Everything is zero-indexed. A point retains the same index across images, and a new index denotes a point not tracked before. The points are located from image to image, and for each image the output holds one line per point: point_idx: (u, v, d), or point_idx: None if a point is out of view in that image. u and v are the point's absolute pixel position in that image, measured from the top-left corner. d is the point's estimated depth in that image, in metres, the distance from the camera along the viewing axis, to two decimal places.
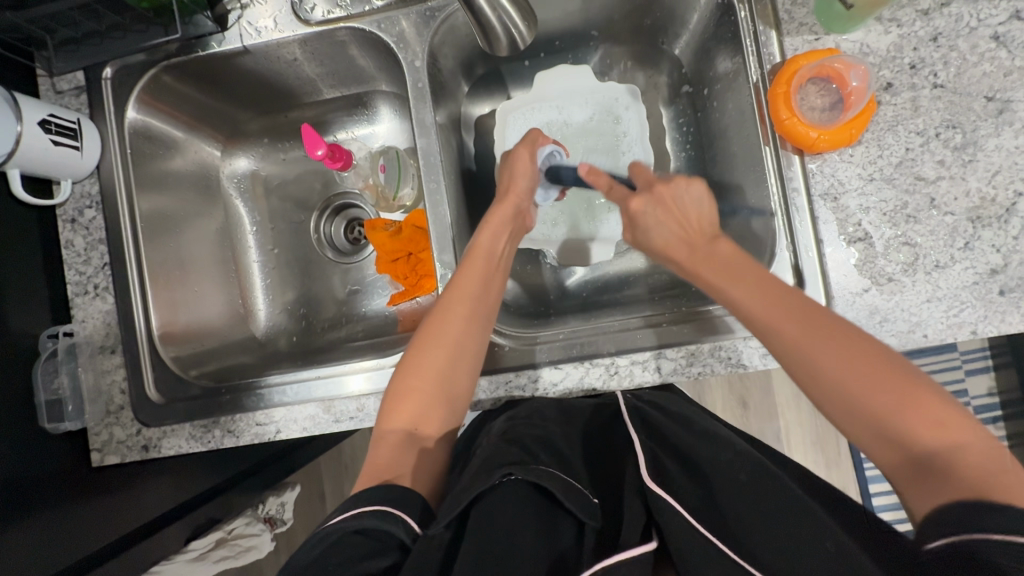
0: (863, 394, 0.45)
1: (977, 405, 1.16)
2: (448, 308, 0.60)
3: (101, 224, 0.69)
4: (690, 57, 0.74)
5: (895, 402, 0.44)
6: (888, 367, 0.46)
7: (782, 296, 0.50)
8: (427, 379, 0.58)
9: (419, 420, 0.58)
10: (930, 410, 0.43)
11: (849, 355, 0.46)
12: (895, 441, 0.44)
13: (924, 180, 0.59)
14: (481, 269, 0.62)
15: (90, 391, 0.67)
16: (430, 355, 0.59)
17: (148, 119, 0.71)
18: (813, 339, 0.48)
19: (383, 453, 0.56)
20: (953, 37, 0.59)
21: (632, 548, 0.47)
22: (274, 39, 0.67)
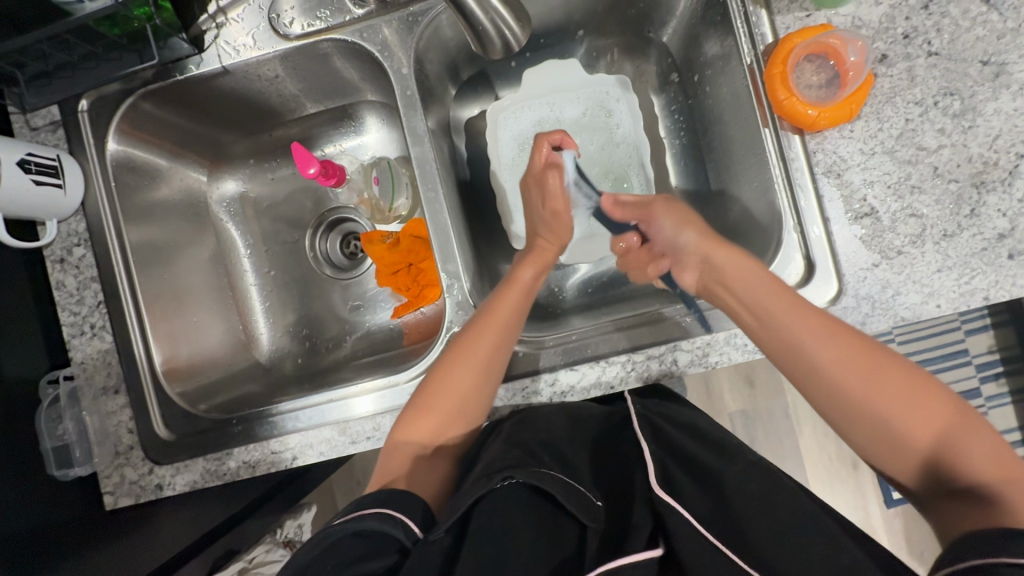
0: (897, 415, 0.50)
1: (979, 364, 1.18)
2: (482, 330, 0.59)
3: (91, 262, 0.66)
4: (678, 43, 0.73)
5: (910, 410, 0.50)
6: (917, 383, 0.51)
7: (818, 319, 0.54)
8: (453, 398, 0.58)
9: (437, 433, 0.59)
10: (929, 411, 0.50)
11: (891, 385, 0.51)
12: (898, 444, 0.50)
13: (925, 150, 0.58)
14: (517, 296, 0.62)
15: (98, 433, 0.65)
16: (458, 376, 0.58)
17: (130, 151, 0.69)
18: (857, 370, 0.51)
19: (394, 462, 0.57)
20: (945, 3, 0.58)
21: (635, 553, 0.48)
22: (254, 57, 0.64)
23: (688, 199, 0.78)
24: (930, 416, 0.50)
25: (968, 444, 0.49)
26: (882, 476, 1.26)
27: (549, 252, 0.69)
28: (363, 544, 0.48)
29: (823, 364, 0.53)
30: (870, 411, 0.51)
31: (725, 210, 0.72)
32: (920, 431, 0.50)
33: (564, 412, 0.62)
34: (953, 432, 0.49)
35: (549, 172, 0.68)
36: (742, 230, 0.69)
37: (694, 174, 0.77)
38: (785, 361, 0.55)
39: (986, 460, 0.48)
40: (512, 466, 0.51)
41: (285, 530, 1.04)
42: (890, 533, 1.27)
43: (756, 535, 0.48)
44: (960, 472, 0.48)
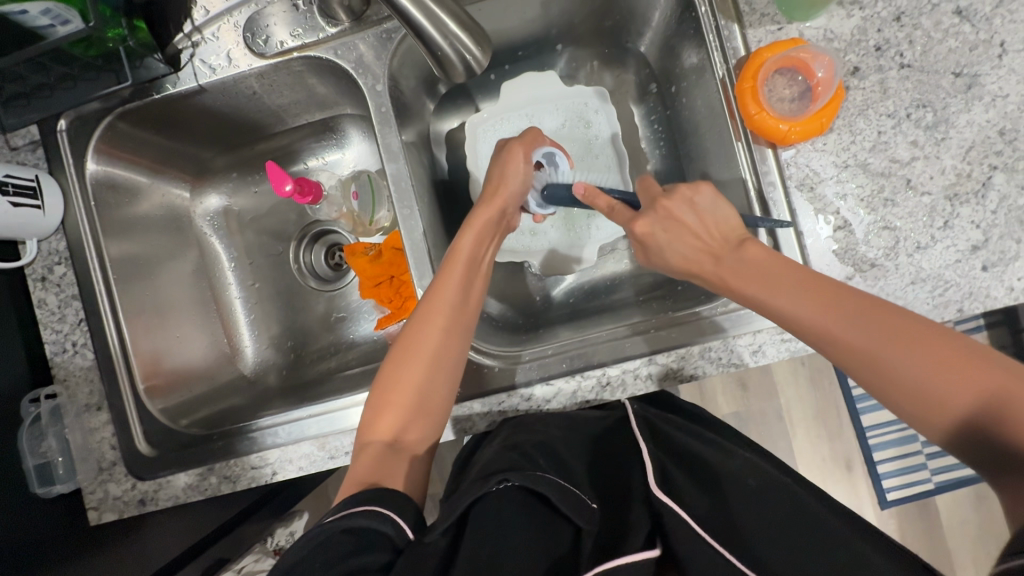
0: (935, 381, 0.44)
1: None
2: (425, 316, 0.59)
3: (72, 280, 0.67)
4: (656, 53, 0.73)
5: (940, 370, 0.43)
6: (947, 338, 0.44)
7: (822, 290, 0.48)
8: (405, 392, 0.57)
9: (399, 428, 0.57)
10: (971, 371, 0.43)
11: (920, 346, 0.44)
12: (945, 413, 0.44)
13: (898, 162, 0.58)
14: (460, 274, 0.61)
15: (81, 449, 0.65)
16: (408, 367, 0.57)
17: (109, 169, 0.69)
18: (879, 337, 0.45)
19: (362, 463, 0.55)
20: (917, 15, 0.58)
21: (628, 555, 0.49)
22: (230, 75, 0.65)
23: None
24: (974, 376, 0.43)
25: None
26: (874, 477, 1.26)
27: (491, 210, 0.65)
28: (352, 541, 0.47)
29: (843, 337, 0.47)
30: (903, 382, 0.45)
31: None
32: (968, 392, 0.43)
33: (564, 416, 0.62)
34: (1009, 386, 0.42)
35: (514, 147, 0.67)
36: None
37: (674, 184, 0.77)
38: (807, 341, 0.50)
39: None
40: (509, 467, 0.51)
41: (277, 539, 1.06)
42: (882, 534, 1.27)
43: (757, 539, 0.49)
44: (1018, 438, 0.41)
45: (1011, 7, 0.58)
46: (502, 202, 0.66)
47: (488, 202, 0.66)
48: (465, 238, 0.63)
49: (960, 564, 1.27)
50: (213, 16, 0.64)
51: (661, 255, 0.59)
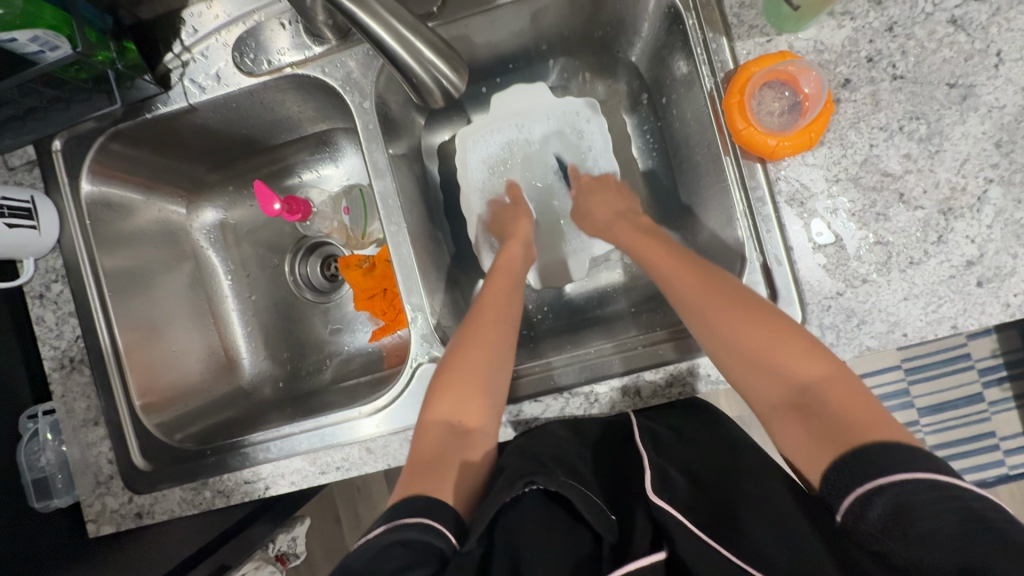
0: (754, 344, 0.53)
1: (983, 368, 1.29)
2: (481, 322, 0.63)
3: (69, 298, 0.68)
4: (646, 63, 0.72)
5: (777, 347, 0.52)
6: (772, 316, 0.54)
7: (692, 274, 0.59)
8: (466, 380, 0.58)
9: (458, 413, 0.57)
10: (806, 361, 0.51)
11: (747, 318, 0.54)
12: (764, 370, 0.53)
13: (891, 176, 0.57)
14: (503, 286, 0.67)
15: (79, 463, 0.67)
16: (471, 353, 0.59)
17: (105, 188, 0.70)
18: (715, 307, 0.55)
19: (425, 444, 0.57)
20: (910, 25, 0.57)
21: (640, 558, 0.46)
22: (220, 94, 0.65)
23: (661, 219, 0.77)
24: (810, 371, 0.51)
25: (810, 365, 0.51)
26: None
27: (518, 240, 0.71)
28: (404, 553, 0.46)
29: (690, 306, 0.57)
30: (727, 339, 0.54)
31: (696, 232, 0.72)
32: (790, 360, 0.52)
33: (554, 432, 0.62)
34: (815, 360, 0.51)
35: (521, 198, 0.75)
36: (710, 255, 0.69)
37: (667, 195, 0.77)
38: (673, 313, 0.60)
39: (816, 370, 0.51)
40: (534, 470, 0.50)
41: (278, 544, 1.03)
42: None
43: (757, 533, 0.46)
44: (799, 381, 0.51)
45: (1008, 15, 0.56)
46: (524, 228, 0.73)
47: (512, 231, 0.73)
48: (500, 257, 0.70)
49: None
50: (201, 35, 0.65)
51: (607, 230, 0.70)
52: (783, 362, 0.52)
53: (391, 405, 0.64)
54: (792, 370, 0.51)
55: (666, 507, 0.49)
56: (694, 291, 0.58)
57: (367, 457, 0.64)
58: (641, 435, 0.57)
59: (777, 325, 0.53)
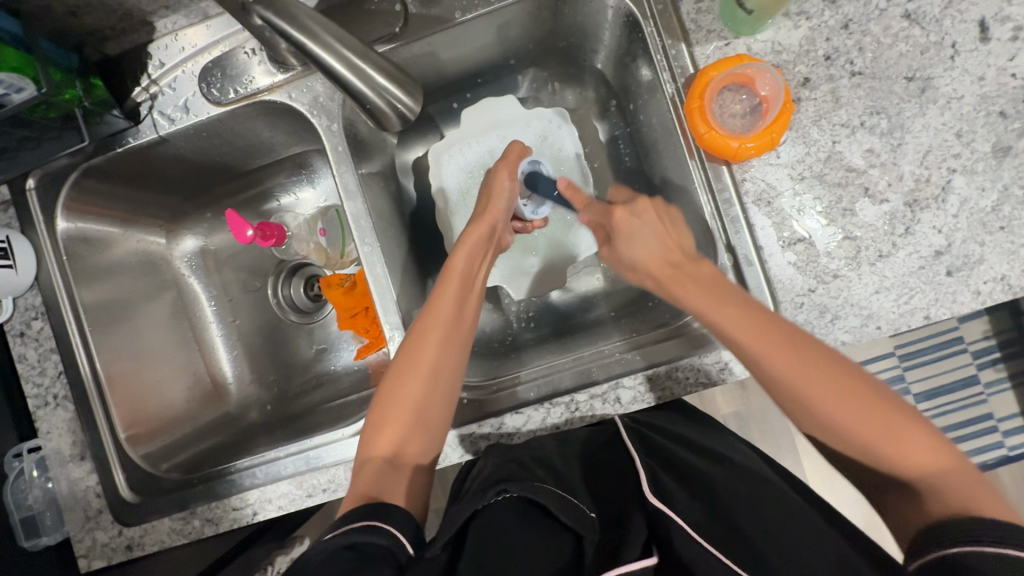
0: (857, 430, 0.47)
1: (976, 350, 1.29)
2: (416, 343, 0.59)
3: (49, 334, 0.69)
4: (612, 70, 0.73)
5: (876, 427, 0.46)
6: (864, 385, 0.48)
7: (767, 329, 0.50)
8: (403, 411, 0.56)
9: (400, 445, 0.56)
10: (902, 433, 0.46)
11: (844, 392, 0.47)
12: (860, 453, 0.47)
13: (855, 171, 0.58)
14: (456, 294, 0.61)
15: (66, 499, 0.67)
16: (409, 385, 0.57)
17: (81, 224, 0.71)
18: (806, 386, 0.48)
19: (361, 479, 0.54)
20: (865, 22, 0.58)
21: (634, 561, 0.48)
22: (189, 124, 0.66)
23: None
24: (912, 449, 0.46)
25: (922, 452, 0.46)
26: None
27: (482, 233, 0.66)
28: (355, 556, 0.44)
29: (776, 376, 0.49)
30: (826, 422, 0.48)
31: None
32: (888, 436, 0.46)
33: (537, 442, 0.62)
34: (921, 437, 0.46)
35: (502, 167, 0.69)
36: None
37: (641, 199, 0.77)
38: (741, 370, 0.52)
39: (928, 455, 0.46)
40: (507, 478, 0.52)
41: None
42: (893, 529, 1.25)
43: (756, 535, 0.49)
44: (910, 470, 0.46)
45: (961, 7, 0.57)
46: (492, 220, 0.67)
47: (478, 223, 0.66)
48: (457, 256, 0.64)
49: None
50: (168, 68, 0.66)
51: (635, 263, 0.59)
52: (886, 442, 0.46)
53: None
54: (895, 450, 0.46)
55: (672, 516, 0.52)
56: (787, 368, 0.48)
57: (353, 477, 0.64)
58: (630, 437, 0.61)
59: (866, 394, 0.47)
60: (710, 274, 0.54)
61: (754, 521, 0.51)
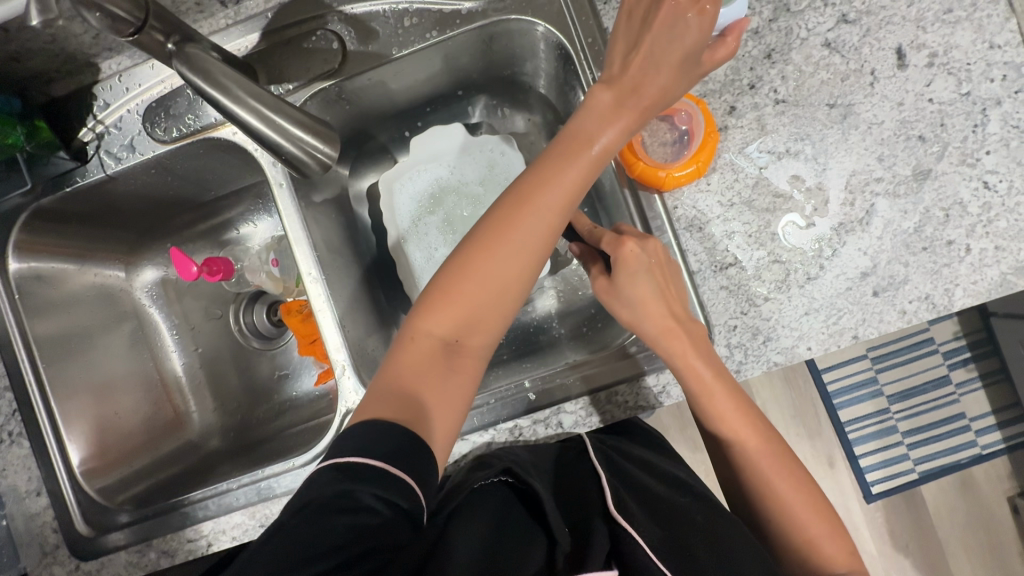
0: (799, 515, 0.56)
1: (947, 351, 1.31)
2: (513, 230, 0.52)
3: (4, 372, 0.70)
4: (555, 97, 0.75)
5: (813, 517, 0.56)
6: (805, 478, 0.58)
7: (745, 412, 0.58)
8: (472, 299, 0.52)
9: (462, 330, 0.53)
10: (828, 527, 0.56)
11: (788, 479, 0.57)
12: (796, 538, 0.56)
13: (782, 196, 0.59)
14: (581, 174, 0.53)
15: (23, 534, 0.68)
16: (492, 270, 0.52)
17: (34, 263, 0.71)
18: (764, 465, 0.57)
19: (410, 354, 0.52)
20: (787, 51, 0.59)
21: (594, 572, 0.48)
22: (134, 163, 0.67)
23: None
24: (834, 544, 0.55)
25: (832, 544, 0.55)
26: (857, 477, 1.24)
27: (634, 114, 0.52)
28: (359, 512, 0.42)
29: (745, 447, 0.58)
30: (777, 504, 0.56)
31: None
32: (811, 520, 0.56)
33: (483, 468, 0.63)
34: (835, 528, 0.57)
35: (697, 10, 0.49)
36: None
37: None
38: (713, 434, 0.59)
39: (842, 550, 0.55)
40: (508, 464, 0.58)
41: None
42: (868, 530, 1.27)
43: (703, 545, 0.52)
44: (822, 557, 0.55)
45: (878, 35, 0.58)
46: (654, 98, 0.52)
47: (568, 139, 0.53)
48: (581, 127, 0.53)
49: (950, 554, 1.26)
50: (113, 108, 0.67)
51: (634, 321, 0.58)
52: (810, 527, 0.56)
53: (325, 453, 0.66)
54: (814, 535, 0.55)
55: (632, 531, 0.52)
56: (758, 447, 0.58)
57: None
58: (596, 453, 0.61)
59: (802, 483, 0.57)
60: (704, 341, 0.57)
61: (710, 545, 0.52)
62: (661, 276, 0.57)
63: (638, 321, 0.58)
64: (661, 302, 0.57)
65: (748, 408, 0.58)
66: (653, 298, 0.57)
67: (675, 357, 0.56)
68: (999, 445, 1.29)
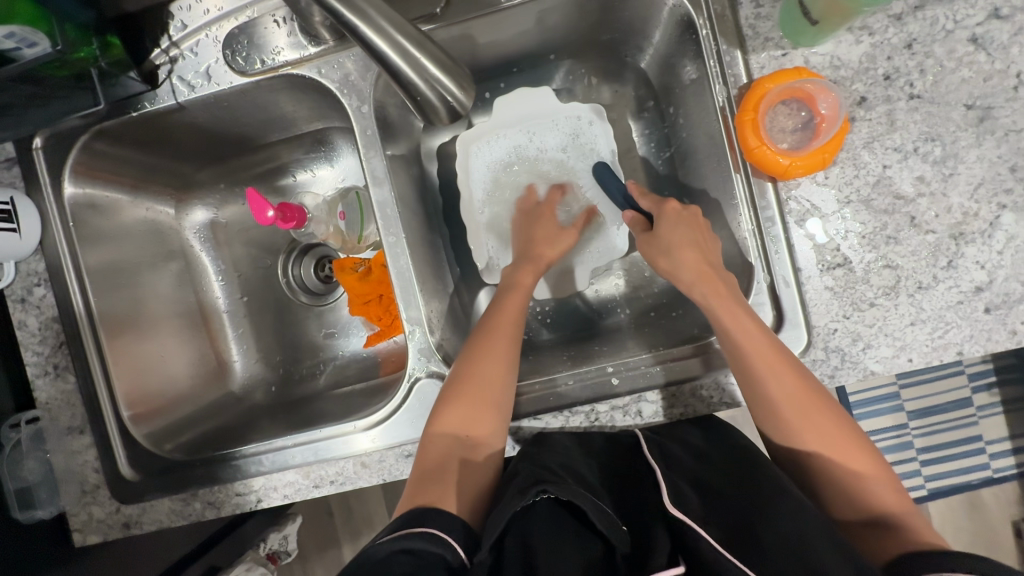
0: (840, 458, 0.51)
1: (972, 373, 1.20)
2: (498, 325, 0.63)
3: (52, 302, 0.66)
4: (656, 70, 0.71)
5: (854, 460, 0.51)
6: (849, 426, 0.53)
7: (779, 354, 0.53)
8: (476, 385, 0.58)
9: (469, 420, 0.57)
10: (874, 472, 0.51)
11: (830, 422, 0.53)
12: (840, 480, 0.51)
13: (903, 199, 0.56)
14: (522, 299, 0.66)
15: (63, 472, 0.65)
16: (485, 365, 0.59)
17: (89, 189, 0.67)
18: (796, 407, 0.52)
19: (434, 453, 0.57)
20: (929, 42, 0.55)
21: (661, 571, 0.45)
22: (210, 94, 0.63)
23: None
24: (881, 487, 0.50)
25: (880, 485, 0.50)
26: None
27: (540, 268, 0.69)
28: (412, 561, 0.46)
29: (773, 395, 0.53)
30: (814, 446, 0.52)
31: None
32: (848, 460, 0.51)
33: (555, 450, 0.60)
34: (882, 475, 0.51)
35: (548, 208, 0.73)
36: None
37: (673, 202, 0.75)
38: (740, 386, 0.55)
39: (893, 495, 0.50)
40: (545, 479, 0.49)
41: (269, 543, 1.03)
42: None
43: (767, 533, 0.45)
44: (871, 500, 0.50)
45: None
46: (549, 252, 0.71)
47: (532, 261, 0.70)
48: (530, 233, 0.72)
49: None
50: (191, 30, 0.62)
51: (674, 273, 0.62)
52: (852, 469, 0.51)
53: (389, 418, 0.63)
54: (861, 477, 0.51)
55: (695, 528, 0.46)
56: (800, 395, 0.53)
57: (362, 471, 0.62)
58: (651, 449, 0.56)
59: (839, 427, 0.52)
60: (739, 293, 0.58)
61: (774, 532, 0.45)
62: (700, 234, 0.62)
63: (676, 272, 0.61)
64: (697, 260, 0.60)
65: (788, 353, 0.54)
66: (691, 253, 0.60)
67: (709, 303, 0.57)
68: (1011, 470, 1.20)
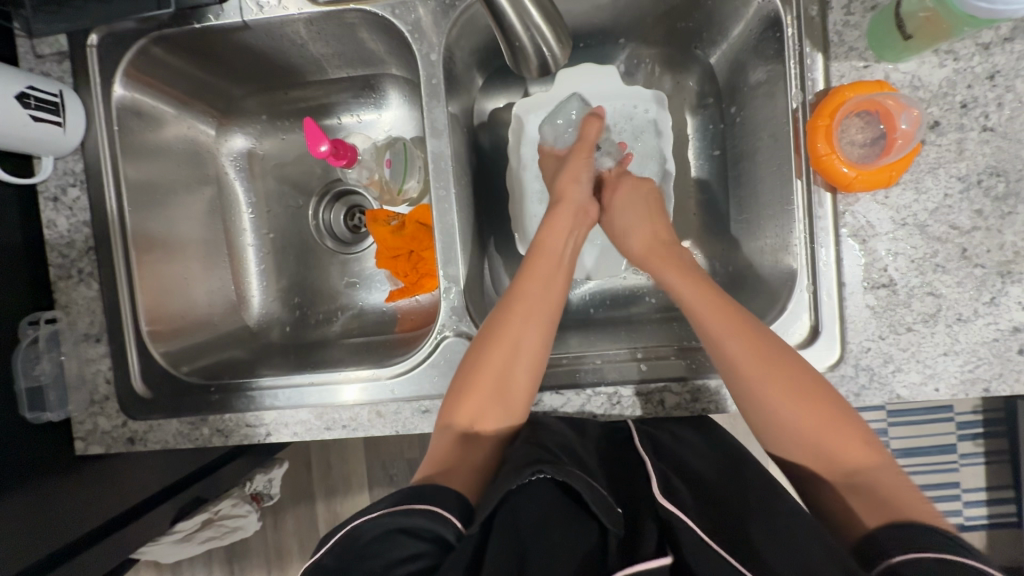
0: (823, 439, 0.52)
1: (959, 422, 1.11)
2: (511, 315, 0.60)
3: (85, 205, 0.65)
4: (725, 67, 0.70)
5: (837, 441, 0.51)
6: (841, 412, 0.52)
7: (775, 359, 0.53)
8: (485, 380, 0.57)
9: (476, 417, 0.58)
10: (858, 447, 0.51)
11: (817, 412, 0.52)
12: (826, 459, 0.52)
13: (958, 230, 0.56)
14: (543, 273, 0.64)
15: (74, 377, 0.64)
16: (490, 355, 0.58)
17: (137, 95, 0.66)
18: (780, 395, 0.52)
19: (442, 444, 0.56)
20: (1012, 76, 0.55)
21: (647, 560, 0.44)
22: (277, 16, 0.62)
23: (706, 227, 0.75)
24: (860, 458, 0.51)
25: (863, 458, 0.51)
26: None
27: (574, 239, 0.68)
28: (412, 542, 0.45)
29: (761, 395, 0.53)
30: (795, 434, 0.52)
31: (740, 249, 0.71)
32: (840, 451, 0.51)
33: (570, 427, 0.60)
34: (873, 459, 0.51)
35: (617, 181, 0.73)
36: (756, 275, 0.67)
37: (718, 203, 0.75)
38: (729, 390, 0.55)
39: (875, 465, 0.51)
40: (543, 459, 0.49)
41: (254, 483, 0.99)
42: None
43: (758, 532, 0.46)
44: (859, 477, 0.50)
45: None
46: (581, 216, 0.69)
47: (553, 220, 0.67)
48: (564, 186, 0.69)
49: None
50: None
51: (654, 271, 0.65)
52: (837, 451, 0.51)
53: (411, 371, 0.63)
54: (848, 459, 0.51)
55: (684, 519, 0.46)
56: (781, 391, 0.52)
57: (376, 421, 0.62)
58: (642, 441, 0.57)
59: (841, 419, 0.52)
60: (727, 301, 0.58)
61: (768, 532, 0.46)
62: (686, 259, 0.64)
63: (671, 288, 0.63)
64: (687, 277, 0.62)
65: (777, 351, 0.54)
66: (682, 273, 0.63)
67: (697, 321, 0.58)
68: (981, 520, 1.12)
